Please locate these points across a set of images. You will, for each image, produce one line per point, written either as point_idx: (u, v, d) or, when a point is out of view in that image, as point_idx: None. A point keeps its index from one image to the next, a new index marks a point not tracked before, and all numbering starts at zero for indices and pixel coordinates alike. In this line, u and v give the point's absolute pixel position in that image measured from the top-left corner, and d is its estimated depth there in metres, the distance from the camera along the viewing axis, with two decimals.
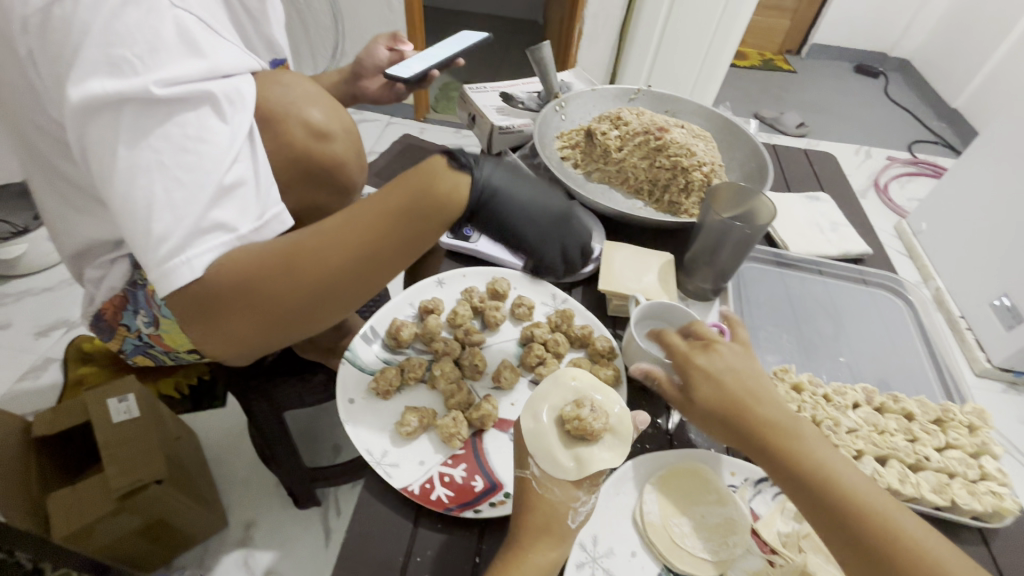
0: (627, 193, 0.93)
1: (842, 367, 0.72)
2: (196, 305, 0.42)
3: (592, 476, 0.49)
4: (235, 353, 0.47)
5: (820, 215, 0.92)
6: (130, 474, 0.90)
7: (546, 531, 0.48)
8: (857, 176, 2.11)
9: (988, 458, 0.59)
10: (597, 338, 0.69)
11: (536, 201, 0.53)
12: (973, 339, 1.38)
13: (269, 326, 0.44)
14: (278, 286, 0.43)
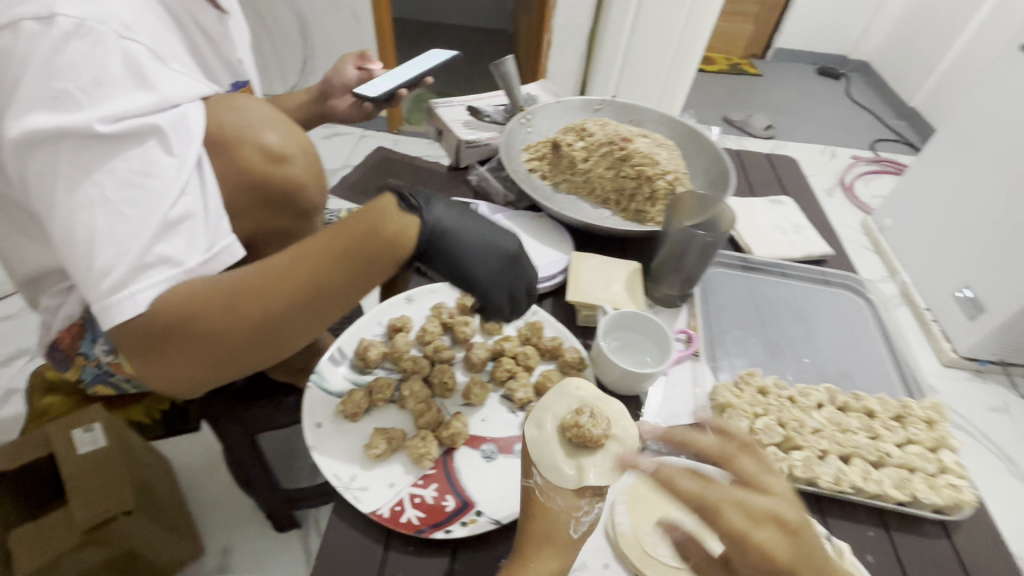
0: (594, 203, 0.94)
1: (807, 368, 0.73)
2: (138, 338, 0.42)
3: (597, 486, 0.48)
4: (175, 390, 0.47)
5: (783, 218, 0.94)
6: (95, 505, 0.87)
7: (549, 542, 0.47)
8: (824, 176, 2.18)
9: (946, 452, 0.61)
10: (567, 348, 0.69)
11: (486, 240, 0.54)
12: (940, 330, 1.46)
13: (208, 364, 0.44)
14: (220, 322, 0.43)
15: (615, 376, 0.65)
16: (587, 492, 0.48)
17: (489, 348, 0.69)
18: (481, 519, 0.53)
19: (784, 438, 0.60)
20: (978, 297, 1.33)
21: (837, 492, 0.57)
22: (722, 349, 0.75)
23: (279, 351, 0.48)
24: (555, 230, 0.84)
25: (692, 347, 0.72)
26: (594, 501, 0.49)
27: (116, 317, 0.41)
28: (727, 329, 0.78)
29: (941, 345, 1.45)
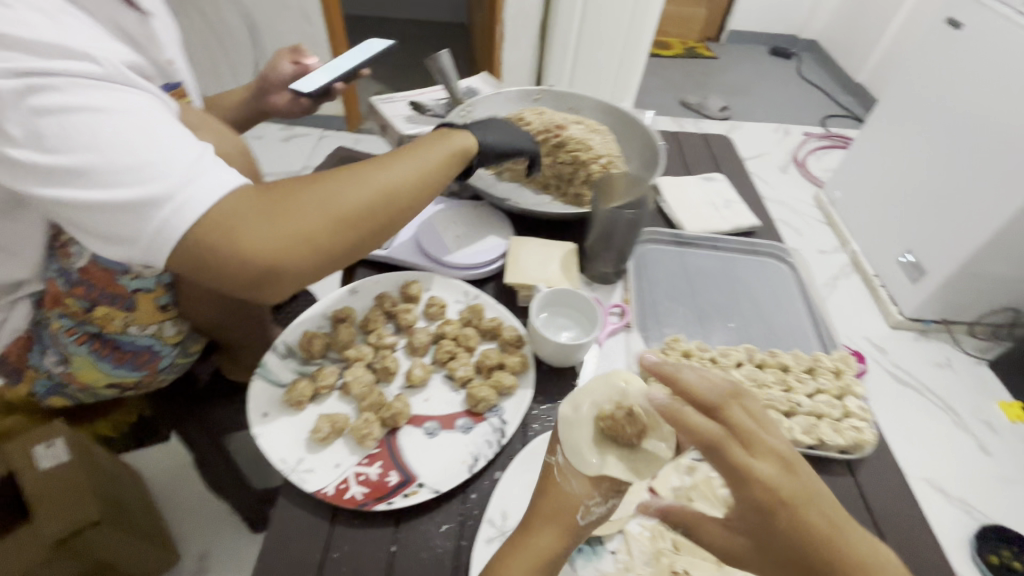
0: (536, 189, 0.98)
1: (732, 332, 0.78)
2: (281, 196, 0.57)
3: (614, 482, 0.48)
4: (294, 253, 0.56)
5: (715, 194, 0.98)
6: (63, 519, 0.88)
7: (550, 521, 0.48)
8: (776, 153, 2.25)
9: (851, 398, 0.67)
10: (506, 328, 0.73)
11: (500, 138, 0.80)
12: (887, 295, 1.56)
13: (332, 217, 0.58)
14: (343, 186, 0.60)
15: (550, 350, 0.68)
16: (602, 485, 0.48)
17: (432, 333, 0.72)
18: (422, 490, 0.57)
19: None
20: (919, 260, 1.43)
21: None
22: (654, 320, 0.80)
23: (377, 228, 0.63)
24: (494, 217, 0.87)
25: (624, 320, 0.77)
26: (609, 496, 0.49)
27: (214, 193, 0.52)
28: (659, 301, 0.82)
29: (890, 308, 1.53)
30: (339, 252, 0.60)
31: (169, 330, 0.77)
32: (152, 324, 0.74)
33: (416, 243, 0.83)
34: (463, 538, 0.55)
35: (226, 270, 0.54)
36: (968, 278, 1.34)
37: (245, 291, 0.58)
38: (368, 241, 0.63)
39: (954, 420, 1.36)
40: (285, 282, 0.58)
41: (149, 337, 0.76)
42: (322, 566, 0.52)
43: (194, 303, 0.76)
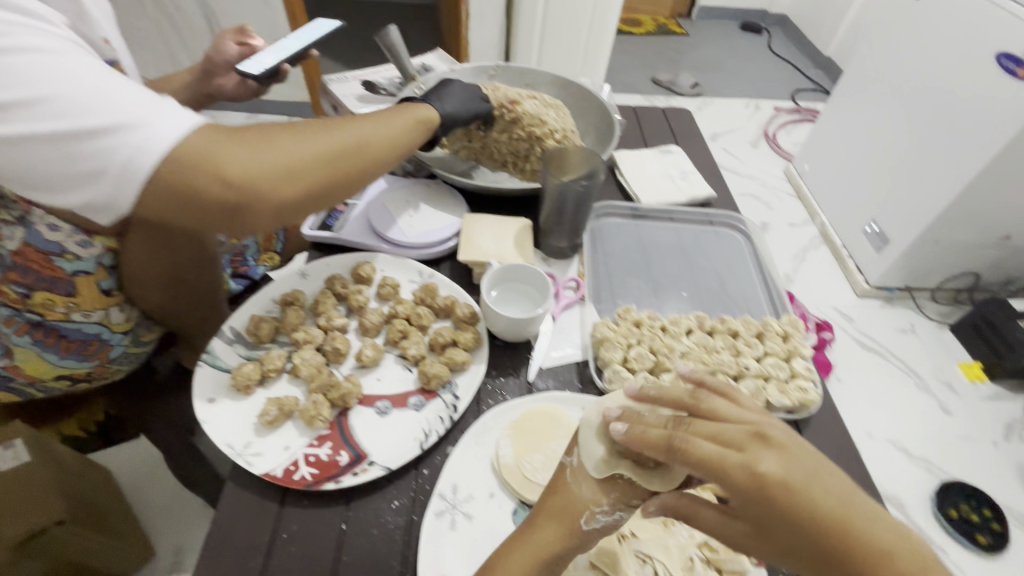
0: (494, 166, 0.96)
1: (685, 301, 0.80)
2: (247, 133, 0.57)
3: (625, 492, 0.46)
4: (261, 185, 0.56)
5: (671, 166, 0.98)
6: (21, 522, 0.86)
7: (557, 517, 0.47)
8: (747, 127, 2.15)
9: (798, 359, 0.68)
10: (459, 305, 0.72)
11: (453, 107, 0.81)
12: (855, 264, 1.43)
13: (300, 155, 0.59)
14: (311, 130, 0.61)
15: (503, 325, 0.68)
16: (612, 493, 0.46)
17: (384, 313, 0.71)
18: (372, 468, 0.57)
19: (655, 363, 0.66)
20: (883, 229, 1.31)
21: None
22: (610, 292, 0.80)
23: (353, 170, 0.63)
24: (449, 195, 0.86)
25: (579, 293, 0.77)
26: (618, 507, 0.46)
27: (174, 129, 0.52)
28: (614, 274, 0.83)
29: (855, 275, 1.42)
30: (316, 191, 0.60)
31: (117, 316, 0.74)
32: (97, 309, 0.71)
33: (369, 224, 0.82)
34: (414, 512, 0.56)
35: (202, 200, 0.54)
36: (929, 244, 1.24)
37: (222, 225, 0.57)
38: (345, 185, 0.64)
39: (916, 382, 1.27)
40: (262, 214, 0.57)
41: (96, 324, 0.72)
42: (270, 547, 0.52)
43: (141, 287, 0.73)
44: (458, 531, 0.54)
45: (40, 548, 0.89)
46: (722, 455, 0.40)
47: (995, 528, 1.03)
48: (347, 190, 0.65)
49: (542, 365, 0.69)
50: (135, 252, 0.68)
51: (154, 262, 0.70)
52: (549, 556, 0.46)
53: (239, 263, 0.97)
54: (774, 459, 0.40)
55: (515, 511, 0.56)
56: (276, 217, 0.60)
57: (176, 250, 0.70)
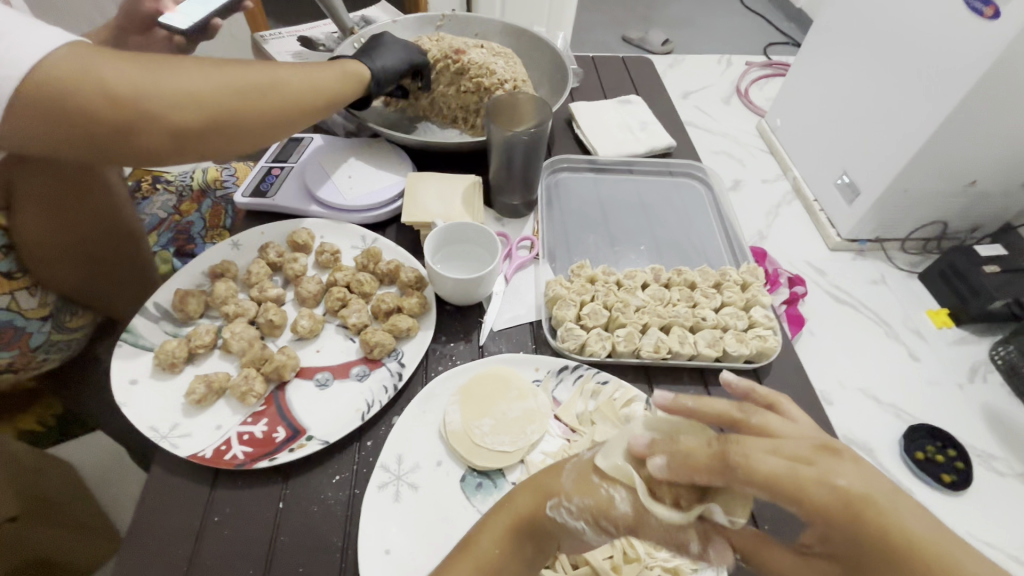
0: (443, 123, 0.90)
1: (643, 255, 0.77)
2: (155, 58, 0.53)
3: (602, 505, 0.41)
4: (167, 106, 0.51)
5: (630, 117, 0.93)
6: None
7: (533, 490, 0.46)
8: (721, 84, 1.77)
9: (757, 308, 0.66)
10: (404, 270, 0.68)
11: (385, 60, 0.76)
12: (825, 217, 1.34)
13: (219, 84, 0.55)
14: (232, 66, 0.57)
15: (449, 288, 0.64)
16: (586, 496, 0.42)
17: (322, 282, 0.67)
18: (310, 443, 0.53)
19: (609, 319, 0.64)
20: (854, 180, 1.21)
21: (658, 360, 0.62)
22: (566, 249, 0.77)
23: (271, 107, 0.59)
24: (394, 155, 0.81)
25: (533, 252, 0.73)
26: (585, 516, 0.42)
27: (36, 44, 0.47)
28: (570, 231, 0.79)
29: (826, 228, 1.32)
30: (223, 121, 0.55)
31: (28, 301, 0.69)
32: (2, 295, 0.66)
33: (306, 189, 0.76)
34: (357, 487, 0.53)
35: (80, 116, 0.48)
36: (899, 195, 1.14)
37: (110, 151, 0.51)
38: (258, 121, 0.58)
39: (887, 332, 1.24)
40: (157, 138, 0.52)
41: (5, 311, 0.67)
42: (201, 533, 0.49)
43: (51, 267, 0.69)
44: (403, 503, 0.51)
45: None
46: (791, 472, 0.34)
47: (960, 466, 1.05)
48: (262, 130, 0.60)
49: (494, 328, 0.66)
50: (30, 228, 0.65)
51: (57, 233, 0.67)
52: (515, 527, 0.44)
53: (183, 241, 0.91)
54: (855, 471, 0.34)
55: (464, 479, 0.53)
56: (175, 148, 0.54)
57: (80, 223, 0.69)
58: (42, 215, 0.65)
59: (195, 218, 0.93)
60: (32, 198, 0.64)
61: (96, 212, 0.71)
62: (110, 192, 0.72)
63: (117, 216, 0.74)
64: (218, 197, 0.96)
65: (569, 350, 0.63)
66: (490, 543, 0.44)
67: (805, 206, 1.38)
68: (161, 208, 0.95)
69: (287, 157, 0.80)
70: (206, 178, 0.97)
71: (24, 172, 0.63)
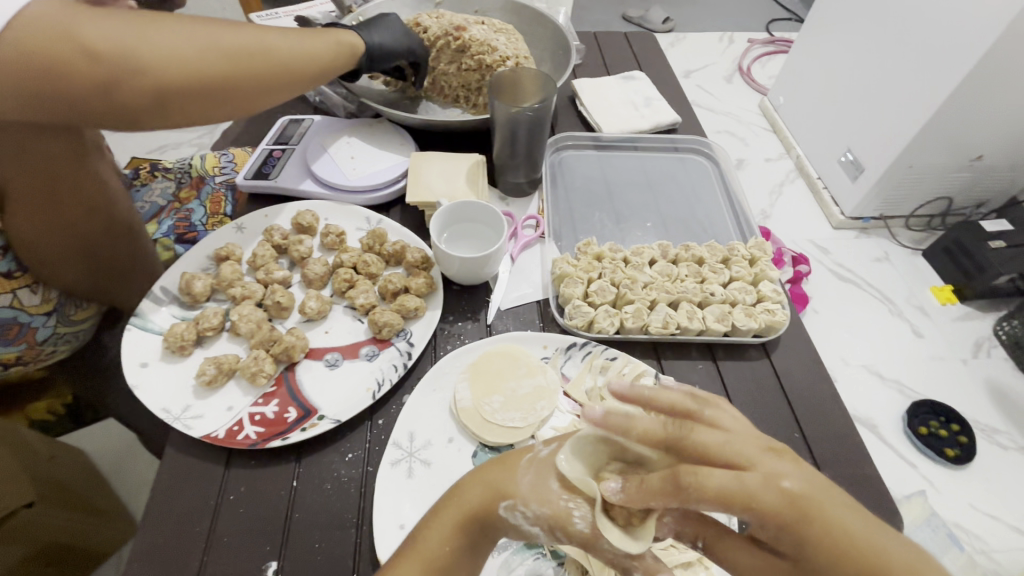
0: (445, 102, 0.88)
1: (650, 232, 0.77)
2: (141, 16, 0.52)
3: (560, 517, 0.41)
4: (147, 67, 0.50)
5: (634, 93, 0.92)
6: None
7: (486, 488, 0.44)
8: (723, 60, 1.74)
9: (765, 283, 0.66)
10: (410, 250, 0.68)
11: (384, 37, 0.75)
12: (829, 195, 1.30)
13: (204, 47, 0.53)
14: (221, 29, 0.55)
15: (456, 268, 0.64)
16: (545, 505, 0.41)
17: (328, 264, 0.66)
18: (322, 422, 0.54)
19: (617, 296, 0.64)
20: (858, 157, 1.17)
21: (666, 336, 0.62)
22: (571, 228, 0.77)
23: (257, 74, 0.58)
24: (396, 135, 0.80)
25: (539, 231, 0.73)
26: (541, 523, 0.42)
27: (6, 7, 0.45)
28: (575, 209, 0.79)
29: (830, 206, 1.30)
30: (207, 84, 0.54)
31: (31, 298, 0.67)
32: (3, 293, 0.64)
33: (309, 171, 0.75)
34: (370, 464, 0.53)
35: (60, 71, 0.48)
36: (904, 170, 1.12)
37: (92, 109, 0.51)
38: (245, 86, 0.57)
39: (890, 309, 1.23)
40: (139, 98, 0.51)
41: (7, 308, 0.66)
42: (217, 510, 0.49)
43: (49, 265, 0.66)
44: (416, 479, 0.51)
45: (14, 531, 0.85)
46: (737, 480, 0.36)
47: (962, 441, 1.06)
48: (248, 95, 0.59)
49: (502, 306, 0.66)
50: (28, 227, 0.62)
51: (52, 232, 0.64)
52: (467, 521, 0.43)
53: (184, 228, 0.89)
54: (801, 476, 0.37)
55: (475, 454, 0.54)
56: (158, 109, 0.53)
57: (72, 220, 0.66)
58: (34, 210, 0.61)
59: (195, 206, 0.91)
60: (25, 195, 0.60)
61: (91, 207, 0.67)
62: (104, 185, 0.68)
63: (112, 212, 0.71)
64: (217, 183, 0.94)
65: (577, 327, 0.62)
66: (440, 545, 0.42)
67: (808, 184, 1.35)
68: (159, 197, 0.93)
69: (288, 139, 0.79)
70: (205, 164, 0.95)
71: (9, 168, 0.58)
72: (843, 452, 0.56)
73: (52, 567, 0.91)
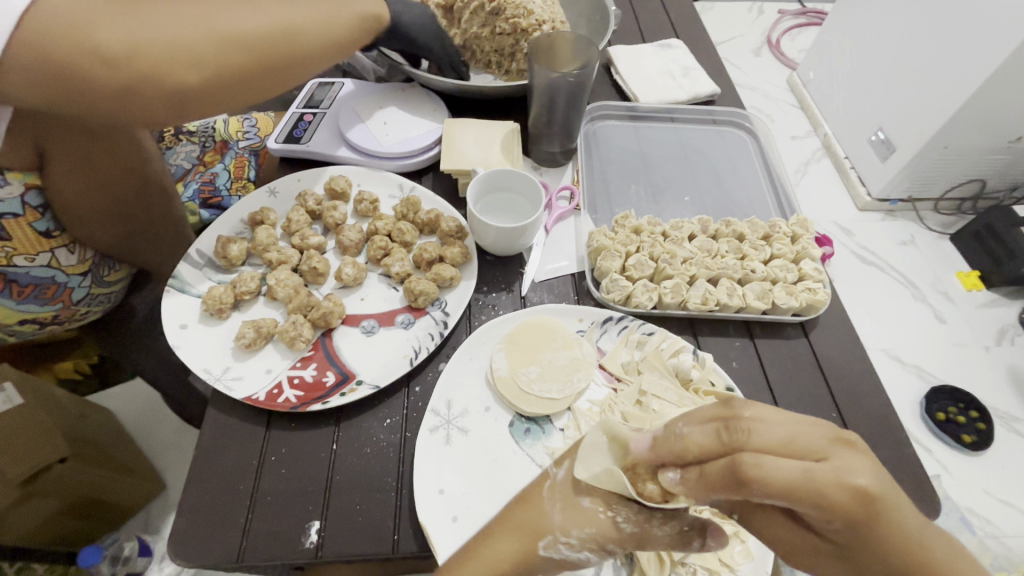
0: (476, 69, 0.85)
1: (687, 206, 0.75)
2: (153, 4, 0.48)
3: (604, 532, 0.42)
4: (160, 68, 0.48)
5: (672, 62, 0.88)
6: (26, 460, 0.82)
7: (517, 531, 0.43)
8: (752, 30, 1.67)
9: (807, 261, 0.65)
10: (444, 219, 0.67)
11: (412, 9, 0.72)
12: (857, 176, 1.25)
13: (222, 43, 0.50)
14: (238, 14, 0.52)
15: (491, 238, 0.63)
16: (586, 526, 0.42)
17: (363, 230, 0.66)
18: (361, 387, 0.54)
19: (655, 270, 0.63)
20: (890, 136, 1.12)
21: (705, 312, 0.61)
22: (605, 200, 0.75)
23: (278, 64, 0.55)
24: (429, 101, 0.78)
25: (573, 202, 0.71)
26: (588, 545, 0.42)
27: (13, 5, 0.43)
28: (610, 181, 0.77)
29: (857, 187, 1.25)
30: (227, 82, 0.52)
31: (68, 258, 0.67)
32: (42, 252, 0.64)
33: (340, 135, 0.74)
34: (408, 429, 0.53)
35: (76, 77, 0.47)
36: (937, 150, 1.06)
37: (108, 111, 0.50)
38: (263, 79, 0.55)
39: (913, 294, 1.20)
40: (156, 102, 0.50)
41: (46, 267, 0.66)
42: (260, 470, 0.50)
43: (84, 226, 0.66)
44: (454, 446, 0.52)
45: (46, 484, 0.86)
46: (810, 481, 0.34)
47: (981, 427, 1.06)
48: (269, 85, 0.57)
49: (536, 278, 0.65)
50: (63, 186, 0.61)
51: (88, 192, 0.63)
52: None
53: (209, 192, 0.88)
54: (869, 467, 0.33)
55: (512, 424, 0.54)
56: (178, 110, 0.52)
57: (107, 179, 0.65)
58: (72, 169, 0.60)
59: (219, 169, 0.88)
60: (63, 154, 0.59)
61: (125, 166, 0.67)
62: (136, 143, 0.67)
63: (145, 171, 0.70)
64: (241, 148, 0.91)
65: (613, 301, 0.62)
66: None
67: (836, 167, 1.29)
68: (184, 160, 0.90)
69: (318, 103, 0.77)
70: (228, 128, 0.91)
71: (52, 124, 0.57)
72: (878, 433, 0.56)
73: (80, 517, 0.94)
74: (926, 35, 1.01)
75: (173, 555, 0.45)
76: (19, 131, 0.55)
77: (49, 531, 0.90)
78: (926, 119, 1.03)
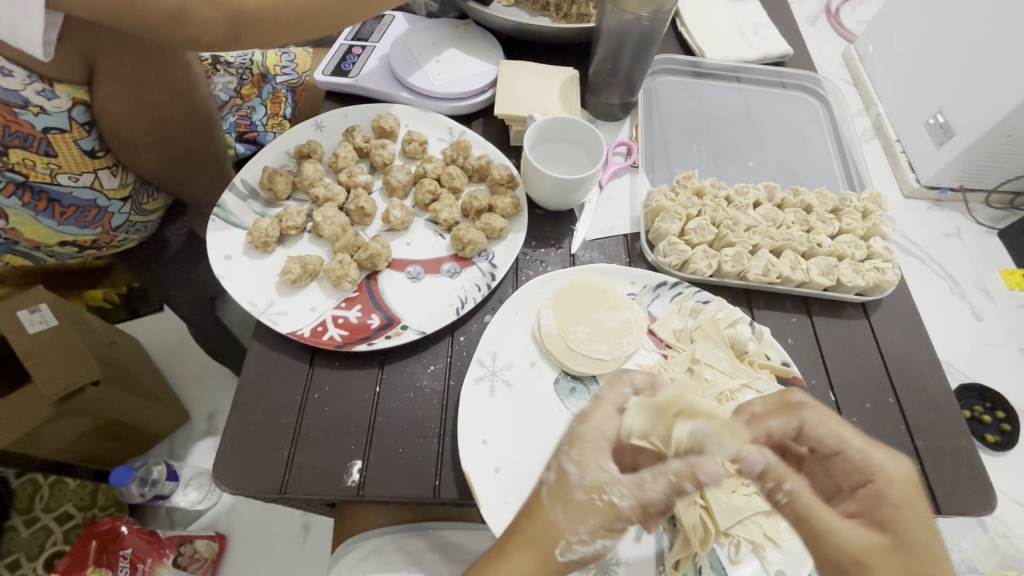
0: (532, 10, 0.76)
1: (751, 171, 0.72)
2: None
3: (606, 515, 0.38)
4: None
5: (742, 17, 0.81)
6: (61, 379, 0.83)
7: (530, 544, 0.39)
8: None
9: (877, 239, 0.61)
10: (495, 167, 0.64)
11: None
12: (906, 160, 1.15)
13: None
14: None
15: (544, 190, 0.60)
16: (590, 517, 0.38)
17: (411, 172, 0.64)
18: (406, 331, 0.53)
19: (716, 236, 0.60)
20: (950, 120, 1.03)
21: (765, 284, 0.58)
22: (664, 159, 0.71)
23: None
24: (484, 41, 0.73)
25: (630, 159, 0.67)
26: (598, 536, 0.39)
27: None
28: (670, 139, 0.73)
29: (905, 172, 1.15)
30: (280, 11, 0.51)
31: (110, 181, 0.66)
32: (86, 173, 0.63)
33: (392, 72, 0.70)
34: (452, 377, 0.53)
35: None
36: (1002, 139, 0.98)
37: (164, 31, 0.49)
38: (322, 10, 0.54)
39: (952, 288, 1.14)
40: (211, 24, 0.49)
41: (88, 189, 0.65)
42: (304, 405, 0.50)
43: (129, 147, 0.64)
44: (498, 398, 0.51)
45: (80, 405, 0.86)
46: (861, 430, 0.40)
47: (1005, 428, 1.02)
48: (327, 21, 0.56)
49: (588, 237, 0.62)
50: (109, 105, 0.58)
51: (135, 115, 0.60)
52: None
53: (245, 126, 0.81)
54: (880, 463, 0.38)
55: (557, 381, 0.52)
56: (232, 35, 0.52)
57: (156, 102, 0.61)
58: (121, 89, 0.58)
59: (256, 103, 0.82)
60: (113, 70, 0.57)
61: (174, 88, 0.63)
62: (182, 63, 0.63)
63: (194, 95, 0.66)
64: (278, 83, 0.85)
65: (669, 265, 0.59)
66: None
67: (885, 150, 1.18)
68: (219, 91, 0.81)
69: (368, 36, 0.73)
70: (267, 62, 0.84)
71: (104, 35, 0.54)
72: (936, 424, 0.53)
73: (110, 440, 0.96)
74: (1010, 6, 0.91)
75: (221, 482, 0.46)
76: (66, 40, 0.53)
77: (81, 447, 0.92)
78: (993, 101, 0.95)
